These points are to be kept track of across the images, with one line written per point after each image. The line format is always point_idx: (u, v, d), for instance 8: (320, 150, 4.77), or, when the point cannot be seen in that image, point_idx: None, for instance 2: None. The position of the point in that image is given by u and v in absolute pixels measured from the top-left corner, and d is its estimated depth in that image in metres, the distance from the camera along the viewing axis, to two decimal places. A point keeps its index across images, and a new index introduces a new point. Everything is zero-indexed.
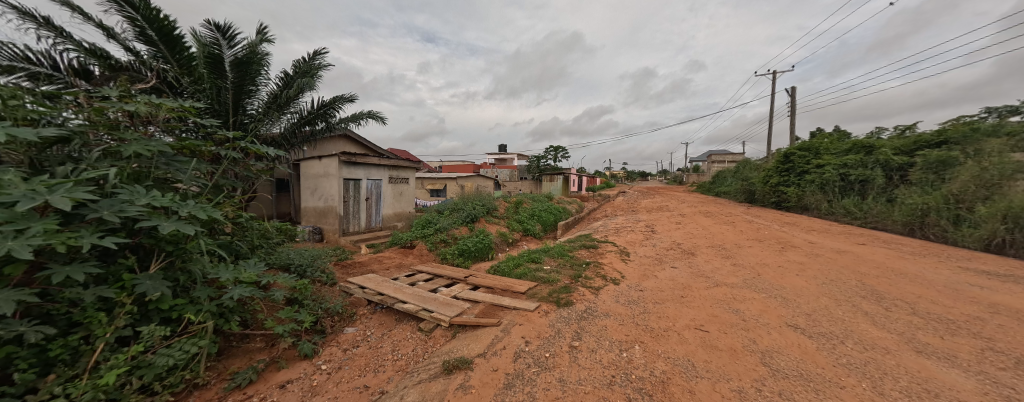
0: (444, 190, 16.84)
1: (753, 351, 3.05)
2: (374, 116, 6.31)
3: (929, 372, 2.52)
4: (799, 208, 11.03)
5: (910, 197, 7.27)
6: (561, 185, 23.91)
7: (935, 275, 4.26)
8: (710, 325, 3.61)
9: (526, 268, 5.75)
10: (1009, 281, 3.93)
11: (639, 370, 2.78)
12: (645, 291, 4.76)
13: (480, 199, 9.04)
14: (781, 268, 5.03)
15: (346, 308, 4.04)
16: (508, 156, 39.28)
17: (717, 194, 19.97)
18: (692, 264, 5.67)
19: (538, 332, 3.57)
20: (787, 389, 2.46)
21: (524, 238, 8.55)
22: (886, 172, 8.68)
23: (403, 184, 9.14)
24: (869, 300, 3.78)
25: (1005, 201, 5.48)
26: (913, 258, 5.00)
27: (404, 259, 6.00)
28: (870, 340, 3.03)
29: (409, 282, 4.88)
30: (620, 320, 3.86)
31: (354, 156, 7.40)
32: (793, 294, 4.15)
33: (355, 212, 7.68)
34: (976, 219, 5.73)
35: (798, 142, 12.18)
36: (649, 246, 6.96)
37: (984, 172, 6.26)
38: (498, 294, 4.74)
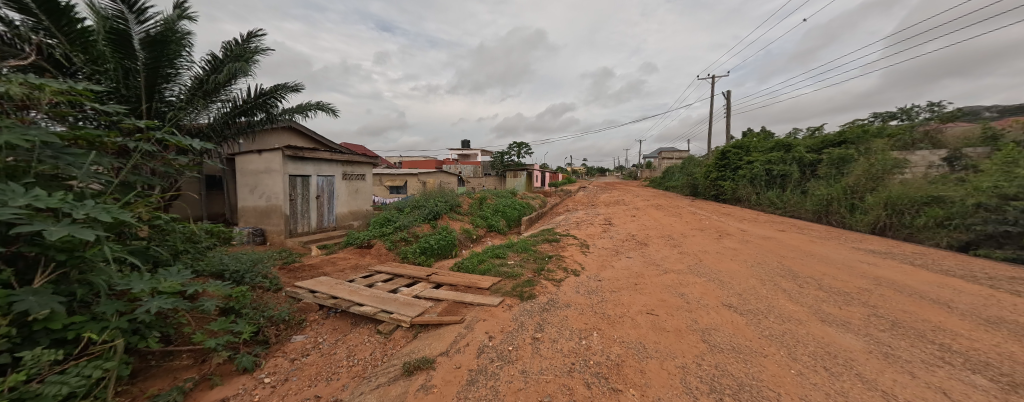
0: (405, 186, 16.22)
1: (695, 330, 3.36)
2: (323, 107, 5.85)
3: (831, 337, 2.98)
4: (734, 200, 12.34)
5: (818, 189, 8.48)
6: (525, 181, 24.24)
7: (837, 255, 5.03)
8: (660, 309, 3.91)
9: (490, 263, 5.76)
10: (888, 257, 4.76)
11: (596, 356, 2.94)
12: (603, 281, 5.01)
13: (442, 195, 8.83)
14: (719, 254, 5.60)
15: (293, 314, 3.73)
16: (472, 152, 38.82)
17: (667, 188, 21.63)
18: (645, 254, 6.09)
19: (501, 326, 3.59)
20: (722, 362, 2.76)
21: (487, 234, 8.53)
22: (800, 168, 9.99)
23: (359, 181, 8.64)
24: (787, 279, 4.35)
25: (886, 191, 6.61)
26: (820, 241, 5.85)
27: (361, 260, 5.69)
28: (788, 313, 3.50)
29: (367, 283, 4.66)
30: (580, 309, 4.03)
31: (301, 151, 6.83)
32: (729, 277, 4.64)
33: (303, 211, 7.10)
34: (864, 207, 6.85)
35: (733, 141, 13.56)
36: (606, 238, 7.34)
37: (872, 167, 7.49)
38: (462, 290, 4.69)
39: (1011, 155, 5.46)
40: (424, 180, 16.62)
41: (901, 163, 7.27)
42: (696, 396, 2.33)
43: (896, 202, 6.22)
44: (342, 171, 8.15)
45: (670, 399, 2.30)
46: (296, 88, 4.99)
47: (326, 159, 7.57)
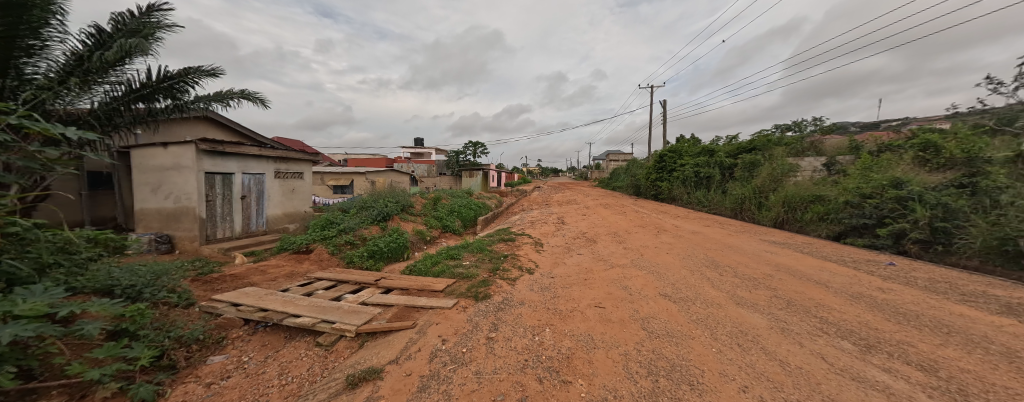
0: (350, 186, 15.12)
1: (636, 319, 3.66)
2: (249, 96, 5.19)
3: (742, 317, 3.46)
4: (670, 199, 13.66)
5: (735, 189, 9.79)
6: (481, 180, 24.10)
7: (749, 246, 5.85)
8: (606, 302, 4.18)
9: (444, 265, 5.63)
10: (786, 247, 5.66)
11: (548, 350, 3.04)
12: (555, 278, 5.20)
13: (392, 195, 8.40)
14: (657, 248, 6.16)
15: (210, 333, 3.26)
16: (426, 150, 37.54)
17: (613, 188, 23.18)
18: (594, 250, 6.44)
19: (455, 329, 3.53)
20: (658, 346, 3.05)
21: (442, 235, 8.31)
22: (721, 170, 11.40)
23: (296, 180, 7.85)
24: (711, 268, 4.95)
25: (783, 191, 7.87)
26: (736, 234, 6.75)
27: (297, 267, 5.15)
28: (711, 299, 3.97)
29: (305, 292, 4.25)
30: (533, 306, 4.13)
31: (220, 145, 6.00)
32: (665, 269, 5.12)
33: (224, 214, 6.23)
34: (769, 204, 8.06)
35: (669, 145, 14.99)
36: (559, 236, 7.62)
37: (774, 171, 8.85)
38: (414, 294, 4.51)
39: (867, 162, 6.86)
40: (372, 179, 15.64)
41: (795, 168, 8.69)
42: (636, 380, 2.53)
43: (791, 200, 7.43)
44: (274, 168, 7.32)
45: (614, 385, 2.47)
46: (214, 73, 4.36)
47: (254, 154, 6.73)
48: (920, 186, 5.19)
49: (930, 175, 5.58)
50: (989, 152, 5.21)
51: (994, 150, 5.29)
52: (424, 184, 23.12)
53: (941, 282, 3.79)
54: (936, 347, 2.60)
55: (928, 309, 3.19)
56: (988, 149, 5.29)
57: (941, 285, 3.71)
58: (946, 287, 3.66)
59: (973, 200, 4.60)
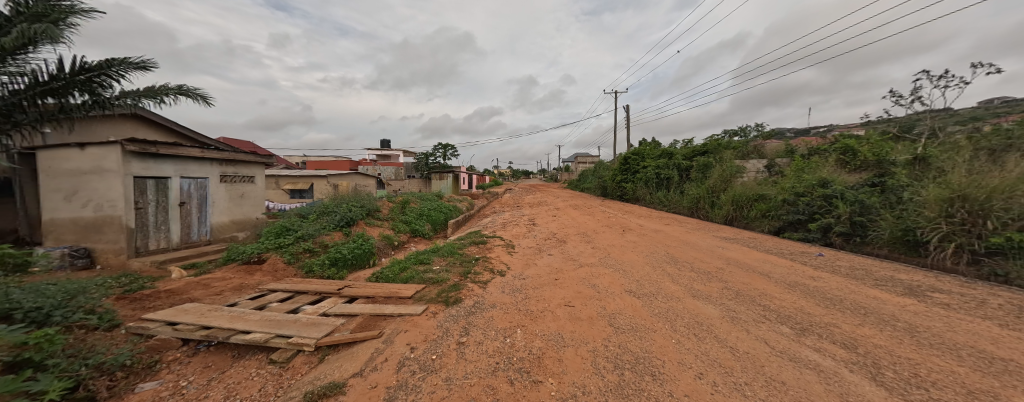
0: (310, 190, 14.20)
1: (604, 316, 3.79)
2: (188, 92, 4.70)
3: (698, 309, 3.71)
4: (634, 199, 14.33)
5: (691, 189, 10.49)
6: (452, 183, 23.74)
7: (704, 242, 6.29)
8: (576, 300, 4.28)
9: (413, 271, 5.46)
10: (736, 242, 6.16)
11: (519, 352, 3.06)
12: (527, 279, 5.24)
13: (356, 199, 8.02)
14: (622, 247, 6.44)
15: (140, 357, 2.89)
16: (394, 151, 36.27)
17: (582, 189, 23.89)
18: (564, 251, 6.59)
19: (424, 336, 3.43)
20: (624, 340, 3.18)
21: (411, 240, 8.08)
22: (679, 172, 12.16)
23: (246, 184, 7.25)
24: (671, 264, 5.25)
25: (732, 190, 8.58)
26: (693, 232, 7.24)
27: (248, 278, 4.74)
28: (671, 293, 4.22)
29: (257, 305, 3.92)
30: (504, 308, 4.13)
31: (152, 146, 5.38)
32: (631, 267, 5.35)
33: (158, 222, 5.59)
34: (720, 203, 8.73)
35: (632, 148, 15.73)
36: (531, 237, 7.70)
37: (725, 172, 9.61)
38: (380, 302, 4.33)
39: (800, 164, 7.67)
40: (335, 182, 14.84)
41: (742, 169, 9.49)
42: (604, 374, 2.62)
43: (739, 199, 8.11)
44: (219, 172, 6.70)
45: (583, 381, 2.53)
46: (144, 66, 3.90)
47: (195, 156, 6.12)
48: (842, 185, 5.89)
49: (850, 176, 6.36)
50: (893, 155, 6.04)
51: (897, 154, 6.15)
52: (392, 187, 22.32)
53: (860, 269, 4.33)
54: (856, 327, 2.95)
55: (850, 294, 3.63)
56: (892, 153, 6.15)
57: (860, 272, 4.24)
58: (864, 273, 4.18)
59: (884, 197, 5.29)
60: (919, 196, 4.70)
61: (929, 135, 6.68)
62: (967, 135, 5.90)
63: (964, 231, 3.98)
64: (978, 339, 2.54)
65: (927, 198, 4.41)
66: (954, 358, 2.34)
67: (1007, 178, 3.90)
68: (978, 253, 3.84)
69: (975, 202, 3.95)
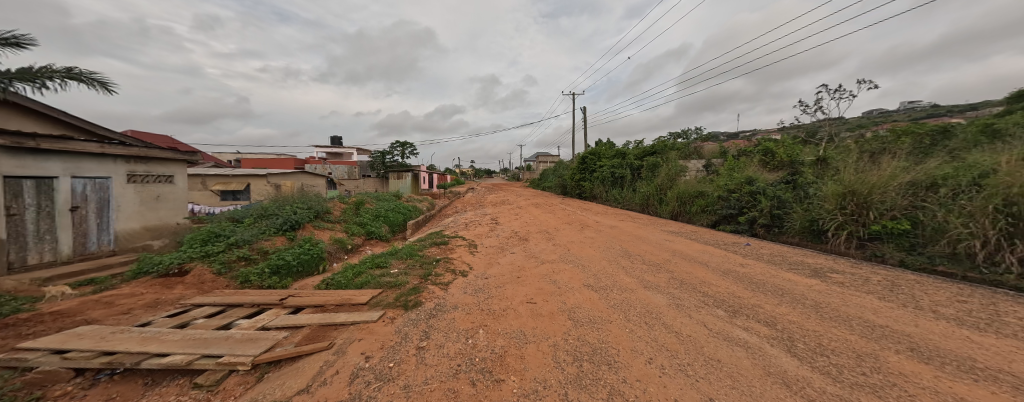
0: (246, 191, 12.74)
1: (564, 310, 3.90)
2: (80, 78, 3.96)
3: (648, 299, 3.99)
4: (592, 197, 15.01)
5: (642, 187, 11.26)
6: (411, 182, 22.85)
7: (653, 236, 6.79)
8: (538, 297, 4.36)
9: (368, 275, 5.15)
10: (680, 235, 6.75)
11: (482, 352, 3.04)
12: (489, 278, 5.23)
13: (301, 200, 7.36)
14: (581, 243, 6.70)
15: (14, 395, 2.37)
16: (347, 149, 33.95)
17: (544, 188, 24.45)
18: (526, 249, 6.67)
19: (381, 343, 3.26)
20: (582, 333, 3.32)
21: (366, 243, 7.64)
22: (631, 171, 12.97)
23: (163, 185, 6.27)
24: (625, 258, 5.59)
25: (676, 188, 9.37)
26: (644, 226, 7.78)
27: (165, 293, 4.11)
28: (625, 285, 4.49)
29: (177, 324, 3.42)
30: (467, 309, 4.08)
31: (30, 139, 4.48)
32: (589, 262, 5.58)
33: (39, 232, 4.67)
34: (667, 200, 9.48)
35: (590, 148, 16.45)
36: (493, 236, 7.69)
37: (671, 171, 10.46)
38: (330, 310, 4.03)
39: (732, 163, 8.60)
40: (277, 183, 13.49)
41: (684, 169, 10.40)
42: (564, 367, 2.70)
43: (683, 196, 8.86)
44: (126, 170, 5.75)
45: (544, 376, 2.58)
46: (19, 43, 3.21)
47: (91, 152, 5.18)
48: (765, 182, 6.70)
49: (770, 174, 7.27)
50: (802, 157, 7.03)
51: (805, 155, 7.17)
52: (345, 187, 20.85)
53: (777, 256, 4.99)
54: (776, 306, 3.39)
55: (771, 277, 4.16)
56: (800, 155, 7.16)
57: (778, 258, 4.88)
58: (782, 259, 4.81)
59: (795, 192, 6.14)
60: (821, 191, 5.54)
61: (826, 140, 7.92)
62: (855, 139, 7.07)
63: (853, 220, 4.77)
64: (863, 311, 3.05)
65: (827, 193, 5.19)
66: (847, 327, 2.78)
67: (882, 174, 4.72)
68: (863, 238, 4.64)
69: (860, 196, 4.74)
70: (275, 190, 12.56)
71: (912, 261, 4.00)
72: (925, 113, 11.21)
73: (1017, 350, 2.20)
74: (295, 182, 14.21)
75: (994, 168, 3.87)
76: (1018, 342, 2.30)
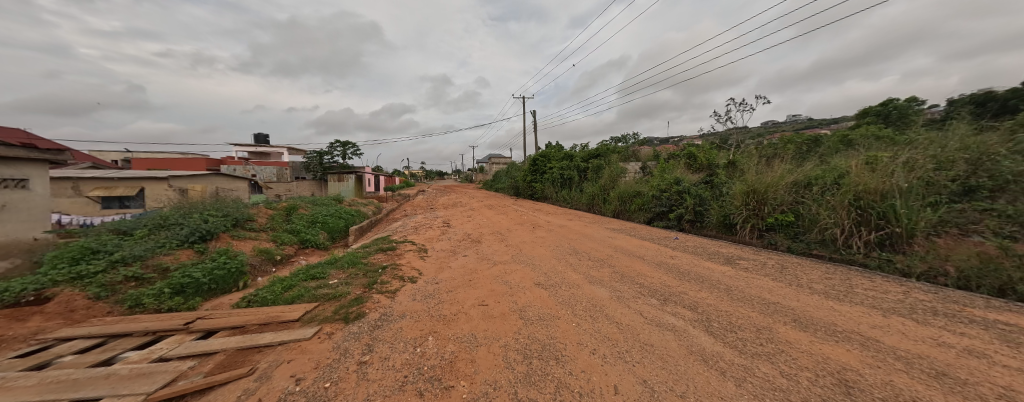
0: (139, 197, 10.68)
1: (515, 310, 3.95)
2: None
3: (593, 293, 4.22)
4: (543, 198, 15.48)
5: (588, 187, 11.91)
6: (354, 185, 21.22)
7: (598, 233, 7.22)
8: (490, 299, 4.35)
9: (301, 288, 4.64)
10: (622, 232, 7.27)
11: (430, 360, 2.92)
12: (440, 283, 5.08)
13: (213, 207, 6.38)
14: (532, 243, 6.86)
15: None
16: (278, 149, 30.39)
17: (497, 189, 24.57)
18: (478, 251, 6.61)
19: (315, 362, 2.95)
20: (532, 331, 3.39)
21: (299, 253, 6.88)
22: (578, 172, 13.64)
23: (11, 191, 4.97)
24: (573, 255, 5.85)
25: (617, 188, 10.11)
26: (590, 225, 8.23)
27: (12, 328, 3.14)
28: (572, 281, 4.70)
29: (31, 366, 2.70)
30: (415, 317, 3.90)
31: None
32: (540, 261, 5.73)
33: None
34: (610, 199, 10.17)
35: (540, 150, 16.95)
36: (445, 240, 7.48)
37: (613, 172, 11.22)
38: (252, 331, 3.54)
39: (663, 165, 9.54)
40: (183, 187, 11.48)
41: (624, 170, 11.26)
42: (514, 367, 2.71)
43: (624, 196, 9.57)
44: None
45: (494, 378, 2.57)
46: None
47: None
48: (689, 183, 7.54)
49: (693, 175, 8.20)
50: (717, 160, 8.08)
51: (719, 158, 8.25)
52: (273, 190, 18.61)
53: (700, 247, 5.65)
54: (697, 292, 3.83)
55: (694, 267, 4.69)
56: (716, 159, 8.22)
57: (700, 249, 5.53)
58: (703, 250, 5.46)
59: (712, 190, 7.03)
60: (731, 190, 6.42)
61: (735, 145, 9.22)
62: (756, 145, 8.33)
63: (754, 214, 5.62)
64: (762, 291, 3.59)
65: (736, 191, 6.03)
66: (750, 306, 3.25)
67: (774, 176, 5.62)
68: (762, 228, 5.49)
69: (759, 193, 5.59)
70: (180, 195, 10.69)
71: (795, 247, 4.83)
72: (804, 124, 13.71)
73: (863, 314, 2.78)
74: (207, 186, 12.23)
75: (847, 170, 4.84)
76: (864, 307, 2.90)
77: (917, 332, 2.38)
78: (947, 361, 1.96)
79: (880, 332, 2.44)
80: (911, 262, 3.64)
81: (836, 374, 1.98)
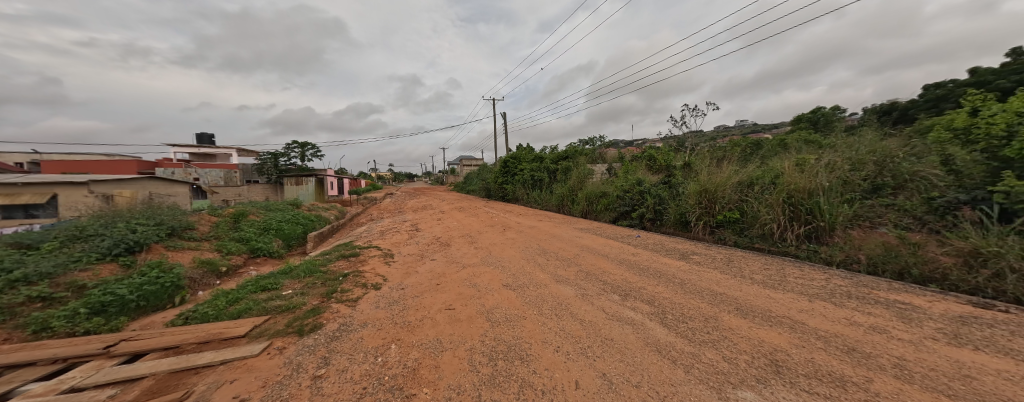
0: (49, 204, 9.41)
1: (482, 312, 3.90)
2: None
3: (558, 292, 4.29)
4: (515, 199, 15.56)
5: (557, 189, 12.13)
6: (315, 189, 20.07)
7: (566, 233, 7.36)
8: (457, 302, 4.27)
9: (248, 301, 4.29)
10: (589, 231, 7.46)
11: (393, 369, 2.80)
12: (406, 288, 4.91)
13: (143, 214, 5.75)
14: (502, 245, 6.85)
15: None
16: (228, 150, 28.13)
17: (469, 190, 24.40)
18: (447, 254, 6.49)
19: (262, 380, 2.72)
20: (498, 332, 3.37)
21: (249, 263, 6.37)
22: (548, 174, 13.86)
23: None
24: (541, 256, 5.91)
25: (585, 189, 10.39)
26: (559, 225, 8.38)
27: None
28: (540, 281, 4.75)
29: None
30: (378, 325, 3.74)
31: None
32: (509, 262, 5.74)
33: None
34: (578, 200, 10.43)
35: (511, 152, 17.06)
36: (412, 244, 7.27)
37: (581, 174, 11.53)
38: (189, 351, 3.20)
39: (627, 166, 9.95)
40: (107, 193, 10.22)
41: (592, 172, 11.60)
42: (479, 370, 2.67)
43: (591, 197, 9.83)
44: None
45: (458, 382, 2.51)
46: None
47: None
48: (650, 183, 7.91)
49: (653, 176, 8.62)
50: (674, 161, 8.56)
51: (676, 160, 8.75)
52: (220, 195, 17.18)
53: (659, 244, 5.92)
54: (654, 286, 4.00)
55: (653, 263, 4.91)
56: (673, 160, 8.68)
57: (660, 246, 5.79)
58: (662, 247, 5.73)
59: (669, 189, 7.41)
60: (686, 190, 6.79)
61: (691, 147, 9.82)
62: (708, 147, 8.94)
63: (706, 212, 6.00)
64: (710, 283, 3.83)
65: (690, 191, 6.39)
66: (699, 298, 3.45)
67: (722, 176, 6.05)
68: (713, 225, 5.87)
69: (710, 192, 5.98)
70: (105, 202, 9.52)
71: (741, 241, 5.21)
72: (750, 128, 14.94)
73: (794, 300, 3.04)
74: (138, 192, 10.97)
75: (782, 171, 5.32)
76: (794, 294, 3.18)
77: (834, 313, 2.64)
78: (857, 338, 2.19)
79: (806, 315, 2.67)
80: (832, 252, 4.06)
81: (767, 356, 2.14)
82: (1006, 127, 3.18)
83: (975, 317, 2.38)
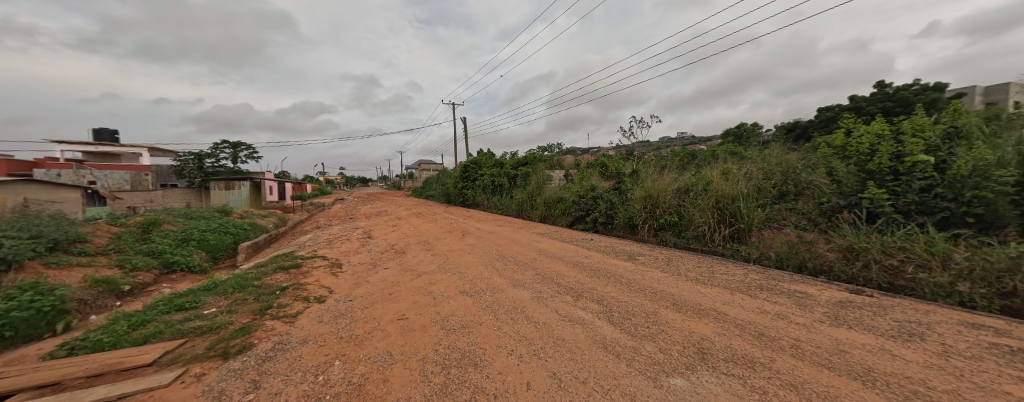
0: None
1: (436, 321, 3.77)
2: None
3: (515, 296, 4.31)
4: (475, 205, 15.42)
5: (516, 194, 12.25)
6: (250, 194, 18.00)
7: (524, 238, 7.46)
8: (410, 312, 4.09)
9: (158, 324, 3.70)
10: (546, 235, 7.64)
11: (336, 386, 2.59)
12: (354, 300, 4.60)
13: (12, 225, 4.71)
14: (459, 250, 6.73)
15: None
16: (139, 150, 24.26)
17: (428, 196, 23.69)
18: (401, 262, 6.21)
19: None
20: (452, 340, 3.28)
21: (162, 280, 5.50)
22: (508, 180, 13.97)
23: None
24: (499, 261, 5.90)
25: (543, 195, 10.65)
26: (517, 230, 8.47)
27: None
28: (497, 286, 4.74)
29: None
30: (320, 341, 3.44)
31: None
32: (467, 268, 5.64)
33: None
34: (537, 205, 10.64)
35: (471, 158, 16.93)
36: (362, 253, 6.83)
37: (539, 180, 11.77)
38: (73, 388, 2.66)
39: (582, 173, 10.40)
40: None
41: (550, 178, 11.93)
42: (431, 380, 2.57)
43: (549, 202, 10.09)
44: None
45: (407, 394, 2.39)
46: None
47: None
48: (602, 189, 8.33)
49: (605, 182, 9.13)
50: (624, 168, 9.14)
51: (625, 167, 9.36)
52: (126, 201, 14.66)
53: (610, 246, 6.26)
54: (603, 287, 4.21)
55: (604, 264, 5.17)
56: (623, 168, 9.28)
57: (610, 248, 6.12)
58: (612, 249, 6.06)
59: (619, 195, 7.88)
60: (633, 196, 7.27)
61: (639, 156, 10.57)
62: (653, 157, 9.68)
63: (650, 215, 6.47)
64: (651, 281, 4.12)
65: (636, 196, 6.84)
66: (642, 295, 3.70)
67: (663, 183, 6.58)
68: (656, 228, 6.35)
69: (654, 197, 6.47)
70: None
71: (679, 242, 5.70)
72: (689, 140, 16.49)
73: (719, 293, 3.39)
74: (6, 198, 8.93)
75: (711, 179, 5.94)
76: (719, 288, 3.55)
77: (750, 303, 2.99)
78: (765, 324, 2.50)
79: (728, 306, 3.00)
80: (751, 250, 4.61)
81: (695, 345, 2.35)
82: (870, 146, 3.86)
83: (850, 300, 2.86)
